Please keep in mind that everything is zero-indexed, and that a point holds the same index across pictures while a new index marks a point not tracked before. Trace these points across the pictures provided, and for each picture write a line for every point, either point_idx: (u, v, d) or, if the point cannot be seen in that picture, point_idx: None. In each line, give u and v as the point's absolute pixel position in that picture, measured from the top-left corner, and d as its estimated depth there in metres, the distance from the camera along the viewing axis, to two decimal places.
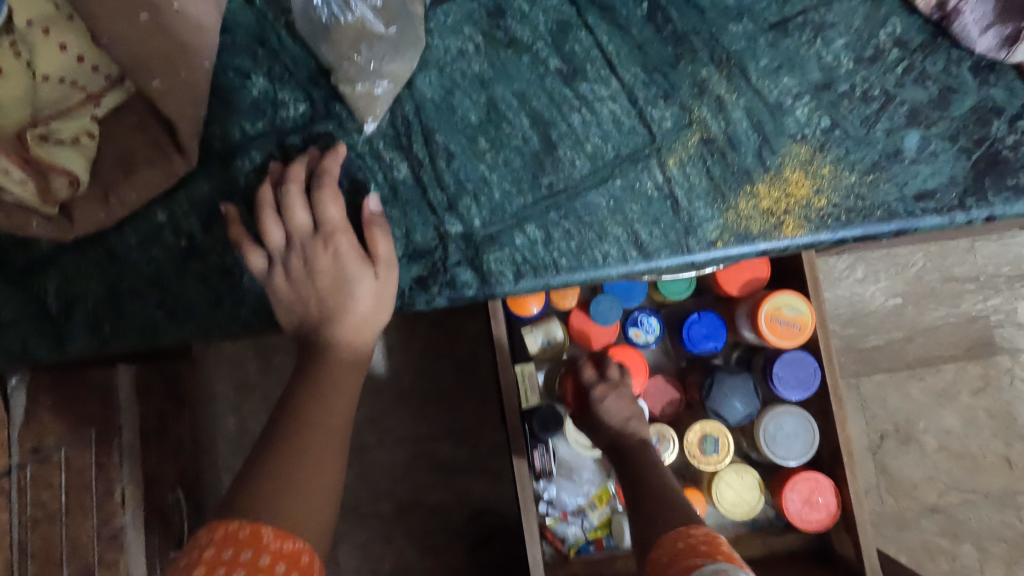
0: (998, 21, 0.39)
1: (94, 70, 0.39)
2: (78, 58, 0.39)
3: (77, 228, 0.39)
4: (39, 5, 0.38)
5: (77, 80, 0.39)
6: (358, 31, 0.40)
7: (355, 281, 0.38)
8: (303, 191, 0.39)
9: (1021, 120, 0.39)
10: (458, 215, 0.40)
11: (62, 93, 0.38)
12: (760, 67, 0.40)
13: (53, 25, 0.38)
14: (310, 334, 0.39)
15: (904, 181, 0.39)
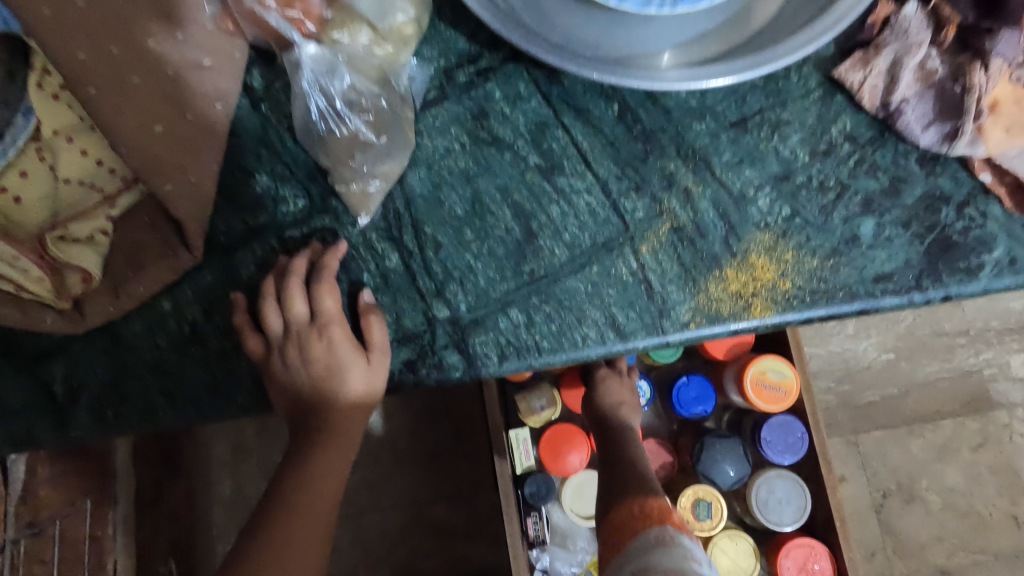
0: (937, 120, 0.42)
1: (110, 172, 0.42)
2: (96, 162, 0.42)
3: (87, 320, 0.41)
4: (65, 116, 0.42)
5: (95, 182, 0.42)
6: (352, 141, 0.44)
7: (347, 367, 0.42)
8: (303, 283, 0.42)
9: (969, 207, 0.42)
10: (446, 300, 0.43)
11: (82, 195, 0.42)
12: (723, 161, 0.44)
13: (76, 133, 0.42)
14: (302, 418, 0.44)
15: (862, 265, 0.42)
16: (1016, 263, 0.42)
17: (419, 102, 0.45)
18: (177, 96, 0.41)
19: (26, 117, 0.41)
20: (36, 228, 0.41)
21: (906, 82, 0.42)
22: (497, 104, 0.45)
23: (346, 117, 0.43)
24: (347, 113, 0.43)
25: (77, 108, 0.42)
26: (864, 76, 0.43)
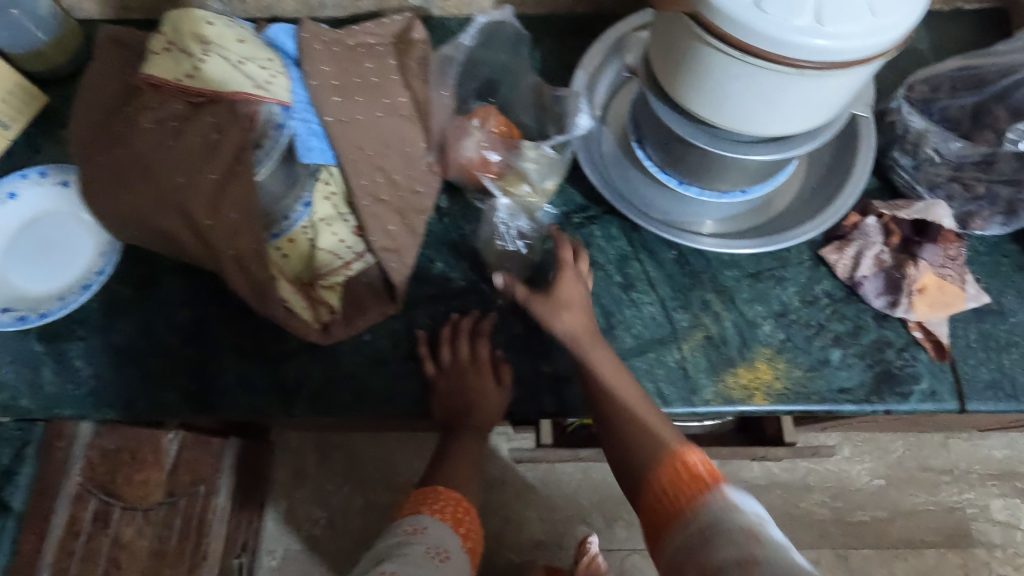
0: (884, 292, 0.65)
1: (347, 248, 0.64)
2: (341, 241, 0.64)
3: (331, 338, 0.63)
4: (327, 207, 0.64)
5: (338, 253, 0.64)
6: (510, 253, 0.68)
7: (490, 391, 0.66)
8: (469, 333, 0.65)
9: (906, 351, 0.64)
10: (551, 361, 0.64)
11: (330, 259, 0.64)
12: (743, 297, 0.66)
13: (332, 221, 0.64)
14: (455, 412, 0.68)
15: (830, 379, 0.63)
16: (937, 394, 0.62)
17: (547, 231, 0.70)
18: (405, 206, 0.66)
19: (304, 207, 0.63)
20: (293, 275, 0.64)
21: (866, 266, 0.65)
22: (597, 239, 0.69)
23: (511, 238, 0.68)
24: (511, 237, 0.68)
25: (337, 204, 0.64)
26: (838, 257, 0.66)
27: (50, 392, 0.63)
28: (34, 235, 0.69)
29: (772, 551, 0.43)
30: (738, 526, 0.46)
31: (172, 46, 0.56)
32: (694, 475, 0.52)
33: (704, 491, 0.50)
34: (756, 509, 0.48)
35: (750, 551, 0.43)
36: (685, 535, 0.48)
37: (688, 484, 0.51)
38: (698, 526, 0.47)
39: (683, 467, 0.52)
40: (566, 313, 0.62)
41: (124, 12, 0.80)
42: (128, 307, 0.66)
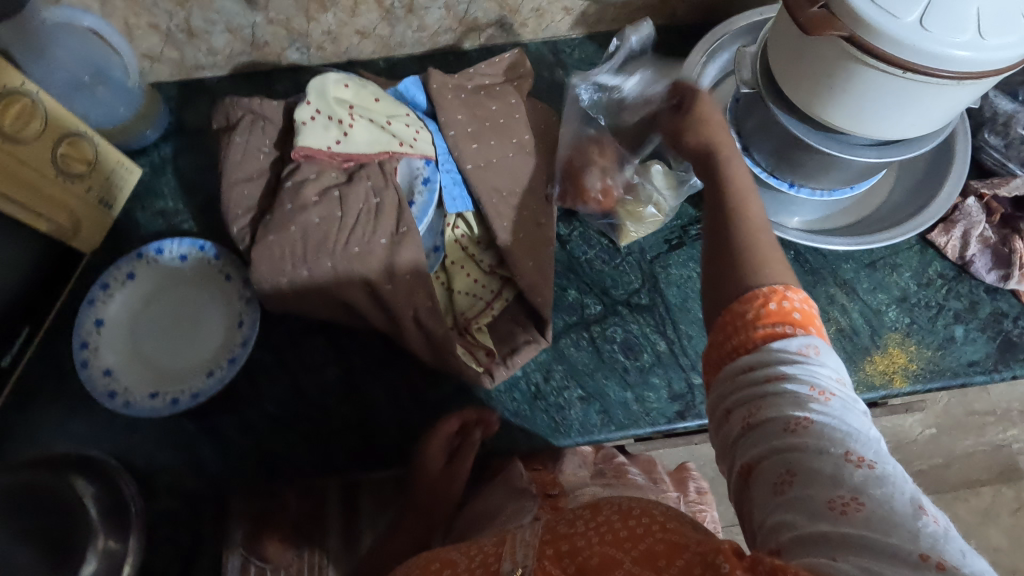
0: (995, 267, 0.69)
1: (485, 287, 0.65)
2: (477, 282, 0.65)
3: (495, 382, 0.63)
4: (456, 251, 0.66)
5: (478, 293, 0.65)
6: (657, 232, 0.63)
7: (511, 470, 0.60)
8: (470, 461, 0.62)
9: (1021, 319, 0.69)
10: (699, 372, 0.67)
11: (470, 301, 0.65)
12: (864, 287, 0.70)
13: (464, 262, 0.66)
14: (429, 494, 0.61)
15: (959, 354, 0.67)
16: None
17: (668, 246, 0.72)
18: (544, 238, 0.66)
19: (435, 253, 0.65)
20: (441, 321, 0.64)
21: (974, 244, 0.69)
22: None
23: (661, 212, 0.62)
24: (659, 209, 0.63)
25: (468, 248, 0.66)
26: (947, 239, 0.70)
27: (216, 469, 0.64)
28: (160, 311, 0.68)
29: (838, 422, 0.36)
30: (794, 411, 0.37)
31: (319, 114, 0.55)
32: (783, 309, 0.41)
33: (790, 327, 0.41)
34: (836, 370, 0.40)
35: (842, 453, 0.34)
36: (752, 385, 0.40)
37: (768, 316, 0.41)
38: (750, 398, 0.39)
39: (763, 299, 0.42)
40: (737, 162, 0.51)
41: (198, 71, 0.79)
42: (273, 372, 0.67)
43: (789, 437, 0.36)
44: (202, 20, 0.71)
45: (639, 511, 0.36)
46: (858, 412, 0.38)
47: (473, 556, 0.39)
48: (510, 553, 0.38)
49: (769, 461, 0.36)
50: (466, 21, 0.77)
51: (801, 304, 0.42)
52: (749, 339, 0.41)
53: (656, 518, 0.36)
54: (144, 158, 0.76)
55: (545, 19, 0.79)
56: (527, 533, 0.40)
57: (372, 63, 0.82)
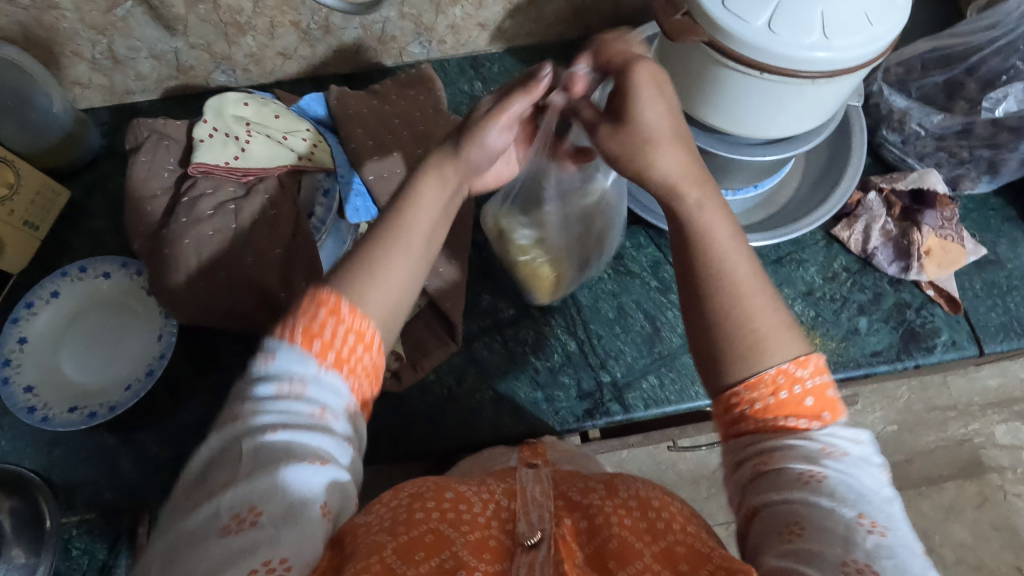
0: (896, 259, 0.71)
1: None
2: None
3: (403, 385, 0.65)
4: None
5: None
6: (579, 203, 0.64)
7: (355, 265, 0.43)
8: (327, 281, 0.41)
9: (923, 310, 0.70)
10: (609, 370, 0.69)
11: None
12: (771, 283, 0.72)
13: None
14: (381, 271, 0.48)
15: (862, 345, 0.69)
16: (958, 343, 0.69)
17: None
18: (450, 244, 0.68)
19: None
20: None
21: (876, 237, 0.71)
22: (628, 250, 0.74)
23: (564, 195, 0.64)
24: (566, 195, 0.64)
25: None
26: (850, 233, 0.72)
27: (133, 481, 0.65)
28: (82, 329, 0.69)
29: (847, 487, 0.37)
30: (805, 465, 0.38)
31: (216, 132, 0.58)
32: (788, 395, 0.40)
33: (804, 421, 0.40)
34: (849, 433, 0.40)
35: (852, 515, 0.35)
36: (766, 450, 0.39)
37: (778, 407, 0.40)
38: (763, 459, 0.39)
39: (772, 384, 0.41)
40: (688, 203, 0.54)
41: (128, 95, 0.81)
42: (193, 384, 0.68)
43: (802, 491, 0.37)
44: (124, 47, 0.74)
45: (616, 485, 0.48)
46: (875, 470, 0.39)
47: (487, 503, 0.45)
48: (524, 513, 0.45)
49: (776, 507, 0.37)
50: (385, 40, 0.80)
51: (814, 382, 0.41)
52: (762, 425, 0.41)
53: (672, 514, 0.44)
54: (75, 181, 0.78)
55: (463, 35, 0.82)
56: (535, 489, 0.47)
57: (298, 82, 0.84)
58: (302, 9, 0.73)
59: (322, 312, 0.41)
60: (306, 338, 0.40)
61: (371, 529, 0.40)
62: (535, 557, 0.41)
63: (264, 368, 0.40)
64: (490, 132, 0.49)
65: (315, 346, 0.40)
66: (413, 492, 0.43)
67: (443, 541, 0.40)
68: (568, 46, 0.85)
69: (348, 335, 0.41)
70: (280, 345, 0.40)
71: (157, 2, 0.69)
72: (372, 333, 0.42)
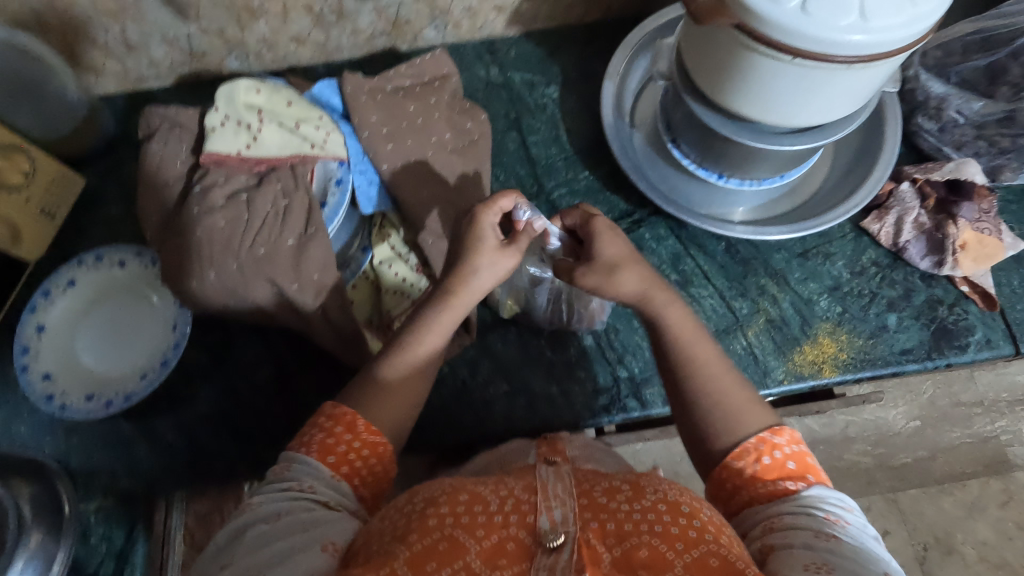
0: (929, 254, 0.68)
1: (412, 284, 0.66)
2: (404, 279, 0.66)
3: None
4: (384, 250, 0.67)
5: (404, 291, 0.66)
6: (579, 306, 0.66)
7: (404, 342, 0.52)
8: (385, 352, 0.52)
9: (957, 306, 0.67)
10: (625, 365, 0.67)
11: (397, 300, 0.66)
12: (796, 277, 0.69)
13: (391, 261, 0.67)
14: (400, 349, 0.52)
15: (891, 343, 0.66)
16: (992, 341, 0.66)
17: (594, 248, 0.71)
18: None
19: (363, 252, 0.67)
20: (363, 318, 0.66)
21: (908, 230, 0.68)
22: (647, 241, 0.72)
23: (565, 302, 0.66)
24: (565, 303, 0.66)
25: (394, 246, 0.67)
26: (880, 226, 0.69)
27: (149, 470, 0.65)
28: (98, 318, 0.70)
29: (856, 545, 0.39)
30: (821, 523, 0.40)
31: (228, 119, 0.57)
32: (778, 463, 0.45)
33: (795, 483, 0.43)
34: (846, 500, 0.43)
35: (879, 572, 0.38)
36: (778, 514, 0.42)
37: (766, 472, 0.44)
38: (770, 523, 0.42)
39: (756, 453, 0.45)
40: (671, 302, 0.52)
41: (142, 82, 0.81)
42: (208, 374, 0.68)
43: (823, 540, 0.39)
44: (138, 32, 0.73)
45: (643, 485, 0.43)
46: (873, 536, 0.42)
47: (506, 499, 0.42)
48: (546, 507, 0.41)
49: (795, 552, 0.39)
50: (400, 24, 0.78)
51: (792, 450, 0.46)
52: (755, 494, 0.44)
53: (704, 523, 0.40)
54: (90, 168, 0.78)
55: (479, 19, 0.79)
56: (558, 485, 0.43)
57: (311, 68, 0.83)
58: None
59: (337, 426, 0.47)
60: (323, 451, 0.46)
61: (382, 536, 0.41)
62: (556, 560, 0.39)
63: (284, 477, 0.44)
64: (476, 269, 0.52)
65: (331, 458, 0.46)
66: (427, 496, 0.43)
67: (457, 549, 0.39)
68: (587, 30, 0.83)
69: (360, 448, 0.47)
70: (304, 457, 0.45)
71: None
72: (382, 445, 0.48)
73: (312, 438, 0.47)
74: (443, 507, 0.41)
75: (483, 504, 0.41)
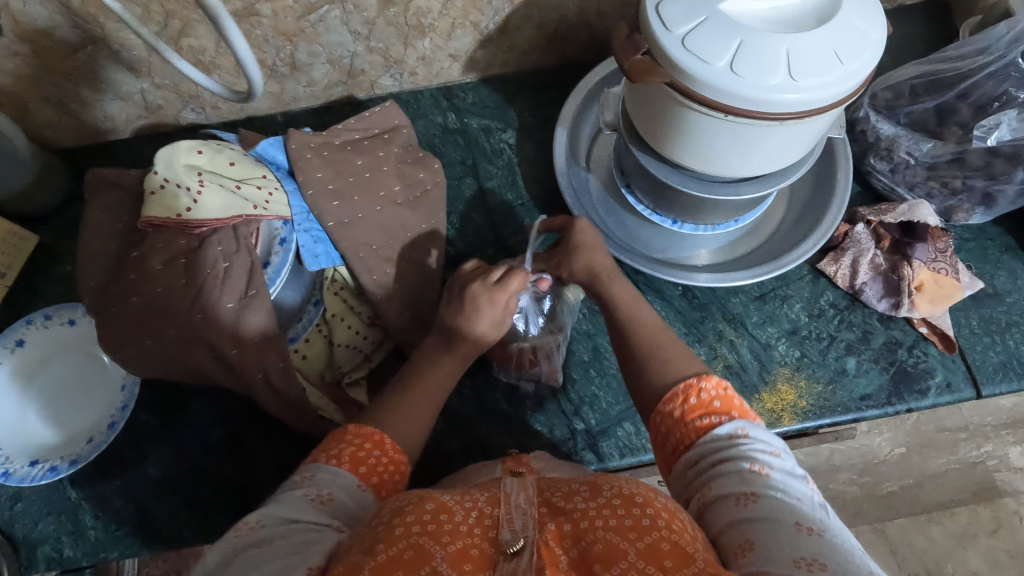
0: (886, 296, 0.67)
1: (365, 338, 0.66)
2: (357, 333, 0.66)
3: None
4: (336, 303, 0.66)
5: (358, 345, 0.66)
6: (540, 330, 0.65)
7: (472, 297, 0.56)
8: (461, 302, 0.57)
9: (916, 349, 0.67)
10: (582, 417, 0.66)
11: (349, 356, 0.66)
12: (753, 321, 0.69)
13: (344, 314, 0.66)
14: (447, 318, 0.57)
15: (851, 388, 0.65)
16: (953, 385, 0.65)
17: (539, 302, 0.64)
18: (422, 283, 0.66)
19: (315, 306, 0.65)
20: (314, 373, 0.65)
21: (864, 272, 0.68)
22: None
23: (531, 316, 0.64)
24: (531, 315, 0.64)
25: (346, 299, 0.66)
26: (837, 267, 0.69)
27: (95, 536, 0.63)
28: (47, 383, 0.68)
29: (781, 492, 0.40)
30: (747, 483, 0.40)
31: (167, 182, 0.55)
32: (704, 403, 0.46)
33: (718, 417, 0.45)
34: (771, 442, 0.44)
35: (794, 524, 0.37)
36: (704, 466, 0.43)
37: (693, 411, 0.46)
38: (704, 494, 0.42)
39: (683, 396, 0.47)
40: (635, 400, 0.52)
41: (99, 136, 0.80)
42: (159, 435, 0.67)
43: (747, 512, 0.39)
44: (90, 90, 0.73)
45: (600, 484, 0.42)
46: (803, 481, 0.42)
47: (471, 511, 0.40)
48: (507, 520, 0.39)
49: (729, 533, 0.39)
50: (355, 74, 0.78)
51: (718, 393, 0.47)
52: (683, 434, 0.46)
53: (657, 512, 0.39)
54: (44, 225, 0.77)
55: (434, 67, 0.79)
56: (520, 496, 0.41)
57: (270, 118, 0.83)
58: (266, 47, 0.71)
59: (366, 443, 0.47)
60: (353, 462, 0.45)
61: (352, 549, 0.38)
62: (519, 565, 0.36)
63: (303, 485, 0.43)
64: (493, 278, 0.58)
65: (360, 468, 0.45)
66: (394, 508, 0.40)
67: (424, 556, 0.36)
68: (544, 74, 0.83)
69: (387, 463, 0.47)
70: (329, 467, 0.44)
71: (118, 45, 0.68)
72: (405, 464, 0.48)
73: (339, 452, 0.46)
74: (411, 518, 0.39)
75: (449, 514, 0.39)
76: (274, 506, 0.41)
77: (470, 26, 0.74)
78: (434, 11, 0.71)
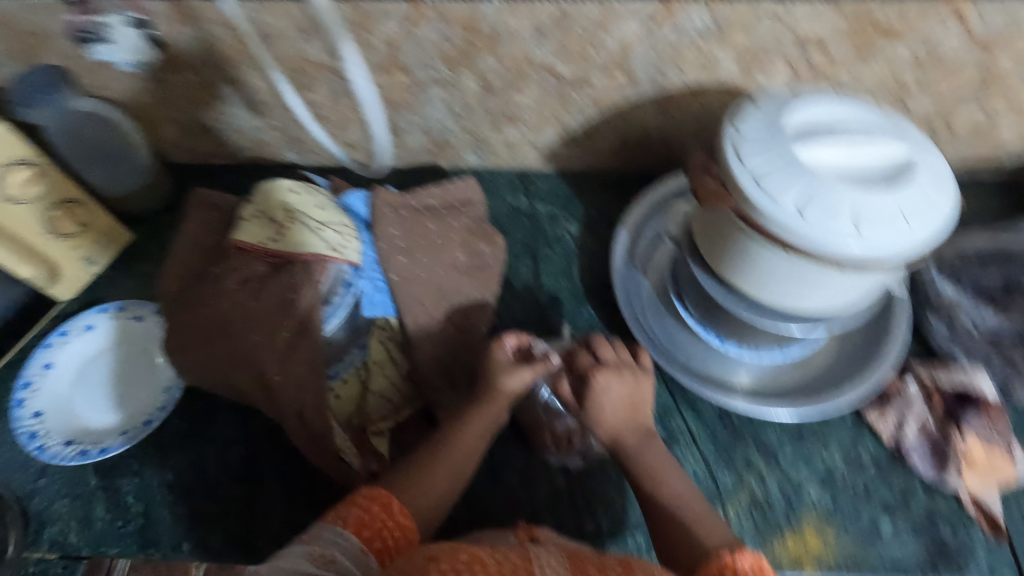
0: (932, 460, 0.64)
1: (398, 391, 0.68)
2: (391, 385, 0.68)
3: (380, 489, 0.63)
4: (379, 351, 0.68)
5: (389, 396, 0.67)
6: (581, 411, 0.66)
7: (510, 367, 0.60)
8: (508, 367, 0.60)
9: (959, 525, 0.63)
10: (594, 518, 0.64)
11: (379, 405, 0.67)
12: (786, 457, 0.67)
13: (383, 364, 0.68)
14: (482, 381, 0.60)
15: (883, 552, 0.61)
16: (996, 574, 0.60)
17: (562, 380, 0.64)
18: (465, 349, 0.68)
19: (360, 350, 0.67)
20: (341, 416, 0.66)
21: (910, 431, 0.65)
22: None
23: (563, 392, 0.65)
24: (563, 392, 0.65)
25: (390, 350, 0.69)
26: (882, 420, 0.67)
27: (97, 529, 0.65)
28: (100, 370, 0.73)
29: None
30: None
31: (259, 214, 0.63)
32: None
33: None
34: None
35: None
36: None
37: None
38: None
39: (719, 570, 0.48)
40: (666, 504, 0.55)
41: (207, 159, 0.89)
42: (184, 442, 0.69)
43: None
44: (213, 120, 0.82)
45: (633, 567, 0.43)
46: None
47: (503, 564, 0.40)
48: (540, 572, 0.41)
49: None
50: (443, 146, 0.85)
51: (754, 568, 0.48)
52: None
53: None
54: (139, 226, 0.85)
55: (515, 152, 0.86)
56: (551, 559, 0.42)
57: (358, 170, 0.90)
58: (372, 110, 0.79)
59: (373, 504, 0.50)
60: (358, 525, 0.48)
61: None
62: None
63: (309, 543, 0.46)
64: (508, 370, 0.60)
65: (364, 531, 0.48)
66: (427, 552, 0.40)
67: None
68: (615, 176, 0.88)
69: (393, 528, 0.49)
70: (338, 528, 0.47)
71: (247, 88, 0.77)
72: (411, 528, 0.51)
73: (348, 515, 0.49)
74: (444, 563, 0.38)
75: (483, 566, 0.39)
76: (278, 560, 0.43)
77: (557, 124, 0.80)
78: (527, 105, 0.77)
